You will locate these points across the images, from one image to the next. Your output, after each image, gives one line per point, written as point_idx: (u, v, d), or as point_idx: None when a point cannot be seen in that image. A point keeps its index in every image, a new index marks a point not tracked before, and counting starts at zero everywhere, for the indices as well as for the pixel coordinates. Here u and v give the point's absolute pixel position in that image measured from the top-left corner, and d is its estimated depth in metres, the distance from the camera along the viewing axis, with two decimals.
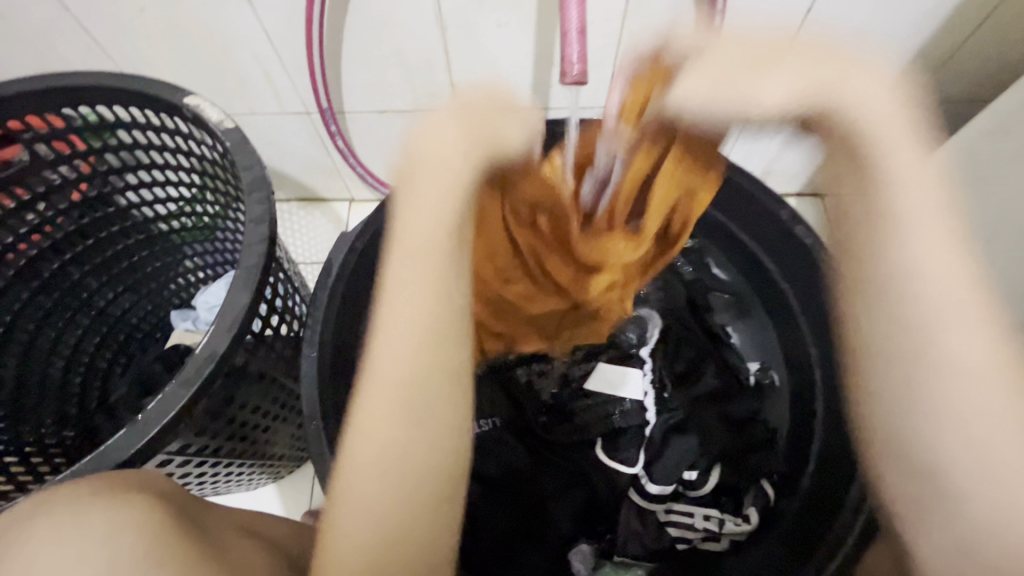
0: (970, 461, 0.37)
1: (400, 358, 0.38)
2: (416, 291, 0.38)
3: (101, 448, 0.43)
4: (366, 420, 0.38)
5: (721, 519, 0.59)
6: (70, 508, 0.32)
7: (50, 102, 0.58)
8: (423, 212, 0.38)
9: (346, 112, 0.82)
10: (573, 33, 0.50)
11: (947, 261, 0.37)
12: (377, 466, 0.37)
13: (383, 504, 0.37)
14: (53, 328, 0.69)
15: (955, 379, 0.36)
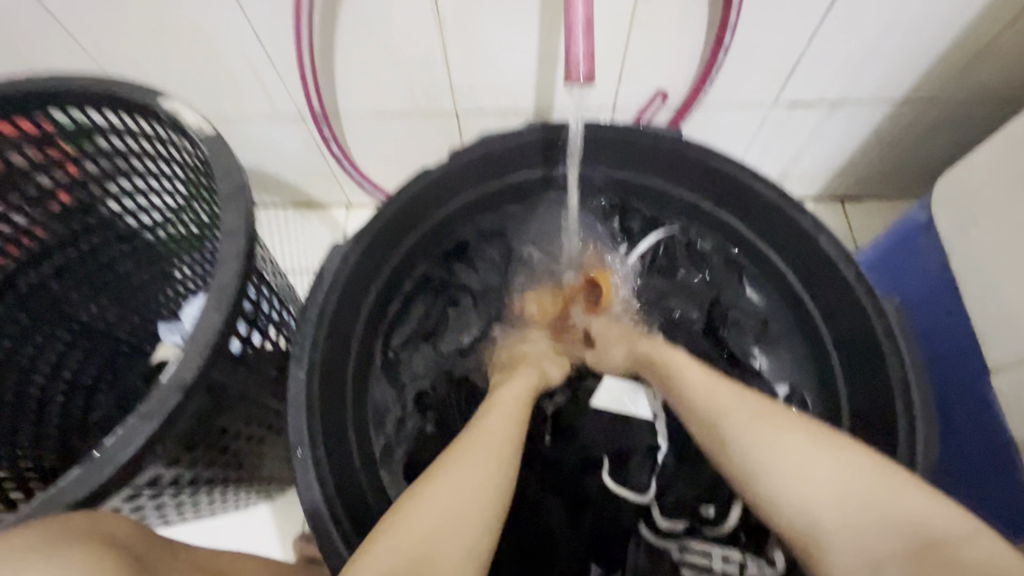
0: (781, 464, 0.41)
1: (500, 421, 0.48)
2: (511, 402, 0.51)
3: (53, 487, 0.40)
4: (472, 443, 0.45)
5: (743, 562, 0.54)
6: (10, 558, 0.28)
7: (20, 108, 0.55)
8: (512, 390, 0.54)
9: (341, 116, 0.79)
10: (579, 27, 0.46)
11: (710, 382, 0.49)
12: (459, 487, 0.41)
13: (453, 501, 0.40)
14: (32, 344, 0.66)
15: (739, 410, 0.45)
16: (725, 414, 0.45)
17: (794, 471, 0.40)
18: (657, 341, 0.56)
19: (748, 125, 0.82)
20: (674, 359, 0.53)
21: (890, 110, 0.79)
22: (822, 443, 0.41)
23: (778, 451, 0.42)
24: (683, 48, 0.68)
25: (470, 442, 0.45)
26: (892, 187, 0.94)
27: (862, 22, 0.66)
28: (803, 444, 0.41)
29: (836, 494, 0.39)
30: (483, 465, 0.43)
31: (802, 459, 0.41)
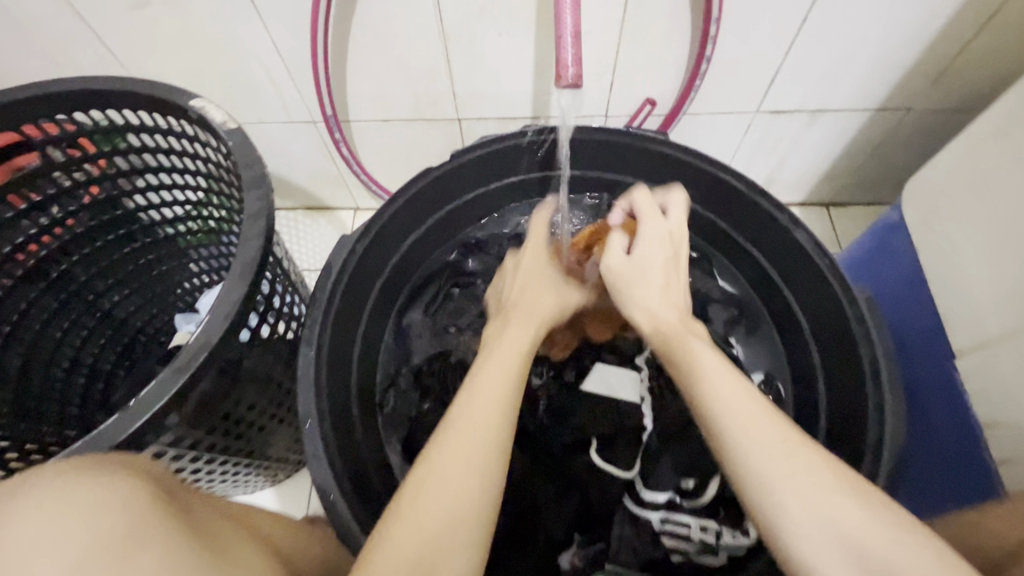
0: (818, 535, 0.35)
1: (480, 420, 0.43)
2: (496, 386, 0.46)
3: (94, 431, 0.44)
4: (444, 466, 0.41)
5: (718, 530, 0.59)
6: (60, 483, 0.30)
7: (61, 107, 0.60)
8: (503, 360, 0.48)
9: (351, 121, 0.84)
10: (568, 36, 0.51)
11: (738, 403, 0.41)
12: (429, 521, 0.38)
13: (438, 533, 0.38)
14: (59, 329, 0.70)
15: (773, 456, 0.38)
16: (752, 454, 0.39)
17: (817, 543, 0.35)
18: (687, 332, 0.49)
19: (733, 132, 0.87)
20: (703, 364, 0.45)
21: (868, 118, 0.84)
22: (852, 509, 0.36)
23: (802, 518, 0.36)
24: (668, 58, 0.73)
25: (444, 460, 0.41)
26: (873, 194, 0.99)
27: (834, 35, 0.71)
28: (849, 513, 0.36)
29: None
30: (455, 495, 0.40)
31: (848, 532, 0.35)
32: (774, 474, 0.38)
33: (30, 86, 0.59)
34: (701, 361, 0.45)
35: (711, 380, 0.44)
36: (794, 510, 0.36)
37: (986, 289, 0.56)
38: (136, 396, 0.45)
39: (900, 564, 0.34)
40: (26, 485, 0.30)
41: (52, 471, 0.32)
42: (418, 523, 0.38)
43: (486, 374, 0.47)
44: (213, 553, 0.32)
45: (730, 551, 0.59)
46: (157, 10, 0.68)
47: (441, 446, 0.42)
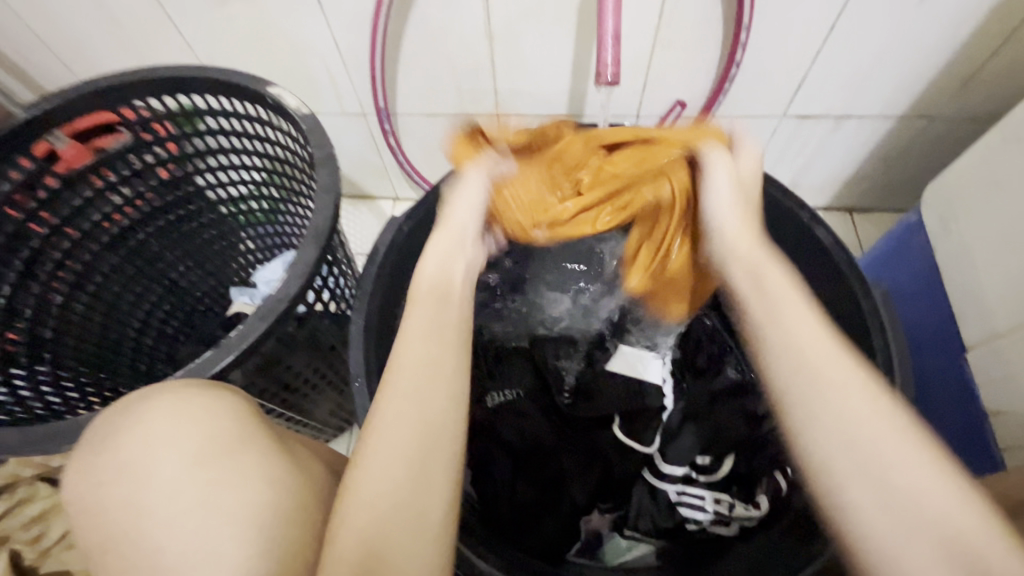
0: (860, 469, 0.35)
1: (426, 353, 0.42)
2: (426, 317, 0.44)
3: (188, 367, 0.50)
4: (390, 430, 0.38)
5: (731, 503, 0.63)
6: (177, 396, 0.39)
7: (153, 91, 0.68)
8: (438, 295, 0.46)
9: (398, 114, 0.90)
10: (608, 39, 0.57)
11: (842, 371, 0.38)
12: (392, 462, 0.37)
13: (401, 489, 0.36)
14: (133, 293, 0.78)
15: (838, 390, 0.37)
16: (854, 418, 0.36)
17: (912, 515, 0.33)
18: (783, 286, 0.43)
19: (759, 135, 0.91)
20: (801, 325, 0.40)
21: (893, 124, 0.87)
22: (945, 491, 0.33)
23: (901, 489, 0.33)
24: (699, 61, 0.78)
25: (393, 418, 0.39)
26: (898, 200, 1.01)
27: (859, 43, 0.75)
28: (902, 454, 0.34)
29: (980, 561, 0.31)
30: (417, 429, 0.38)
31: (894, 473, 0.34)
32: (837, 408, 0.37)
33: (115, 75, 0.66)
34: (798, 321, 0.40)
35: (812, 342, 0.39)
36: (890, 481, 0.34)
37: (998, 286, 0.59)
38: (227, 337, 0.52)
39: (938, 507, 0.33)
40: (163, 390, 0.39)
41: (174, 388, 0.40)
42: (393, 475, 0.36)
43: (423, 311, 0.44)
44: (294, 461, 0.39)
45: (743, 522, 0.63)
46: (234, 9, 0.75)
47: (382, 414, 0.39)
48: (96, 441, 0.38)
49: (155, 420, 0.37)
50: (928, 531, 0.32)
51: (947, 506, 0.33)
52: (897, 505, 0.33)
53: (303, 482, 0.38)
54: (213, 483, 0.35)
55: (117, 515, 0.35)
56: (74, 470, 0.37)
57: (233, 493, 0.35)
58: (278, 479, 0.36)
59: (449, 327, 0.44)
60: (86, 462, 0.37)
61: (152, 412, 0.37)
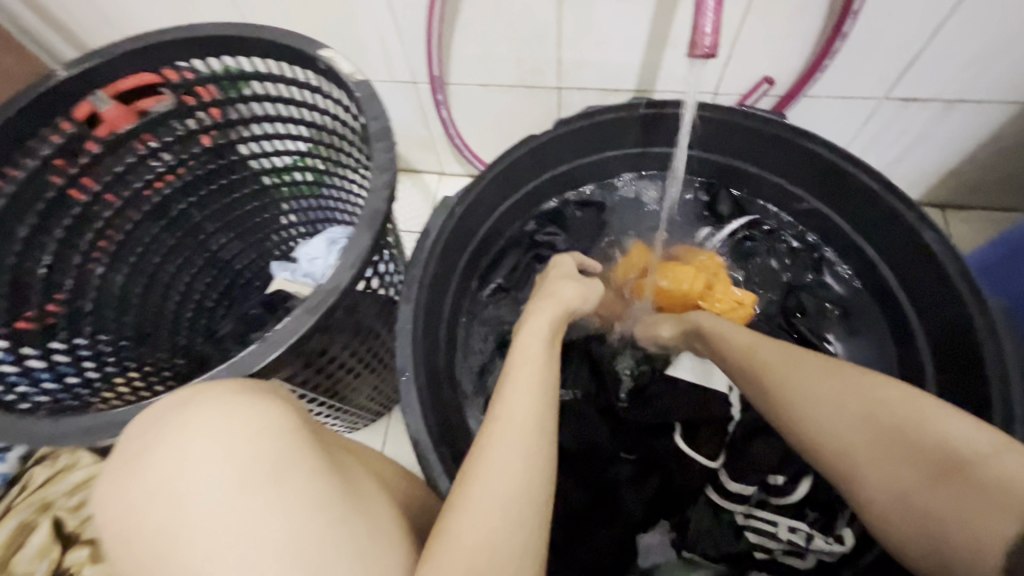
0: (846, 428, 0.45)
1: (529, 401, 0.44)
2: (533, 370, 0.47)
3: (233, 358, 0.47)
4: (493, 477, 0.39)
5: (809, 533, 0.57)
6: (221, 401, 0.35)
7: (197, 51, 0.63)
8: (530, 347, 0.50)
9: (451, 84, 0.84)
10: (710, 2, 0.49)
11: (767, 351, 0.52)
12: (489, 501, 0.38)
13: (497, 539, 0.36)
14: (174, 264, 0.76)
15: (769, 371, 0.51)
16: (789, 375, 0.49)
17: (853, 424, 0.45)
18: (710, 316, 0.59)
19: (852, 119, 0.81)
20: (734, 336, 0.55)
21: (1016, 112, 0.75)
22: (879, 397, 0.45)
23: (842, 412, 0.46)
24: (796, 33, 0.68)
25: (490, 459, 0.40)
26: (1005, 197, 0.90)
27: (995, 15, 0.64)
28: (853, 391, 0.46)
29: (903, 437, 0.43)
30: (517, 470, 0.39)
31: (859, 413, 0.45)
32: (782, 380, 0.50)
33: (156, 34, 0.62)
34: (727, 332, 0.56)
35: (744, 341, 0.54)
36: (831, 409, 0.46)
37: None
38: (272, 329, 0.48)
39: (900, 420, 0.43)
40: (200, 396, 0.36)
41: (219, 388, 0.36)
42: (491, 511, 0.37)
43: (526, 365, 0.48)
44: (346, 487, 0.36)
45: (821, 556, 0.57)
46: None
47: (482, 462, 0.40)
48: (130, 450, 0.34)
49: (192, 428, 0.33)
50: (892, 439, 0.43)
51: (876, 412, 0.45)
52: (865, 430, 0.45)
53: (359, 514, 0.35)
54: (257, 510, 0.32)
55: (155, 539, 0.31)
56: (107, 477, 0.34)
57: (275, 523, 0.31)
58: (324, 504, 0.33)
59: (544, 385, 0.46)
60: (120, 478, 0.33)
61: (188, 422, 0.34)
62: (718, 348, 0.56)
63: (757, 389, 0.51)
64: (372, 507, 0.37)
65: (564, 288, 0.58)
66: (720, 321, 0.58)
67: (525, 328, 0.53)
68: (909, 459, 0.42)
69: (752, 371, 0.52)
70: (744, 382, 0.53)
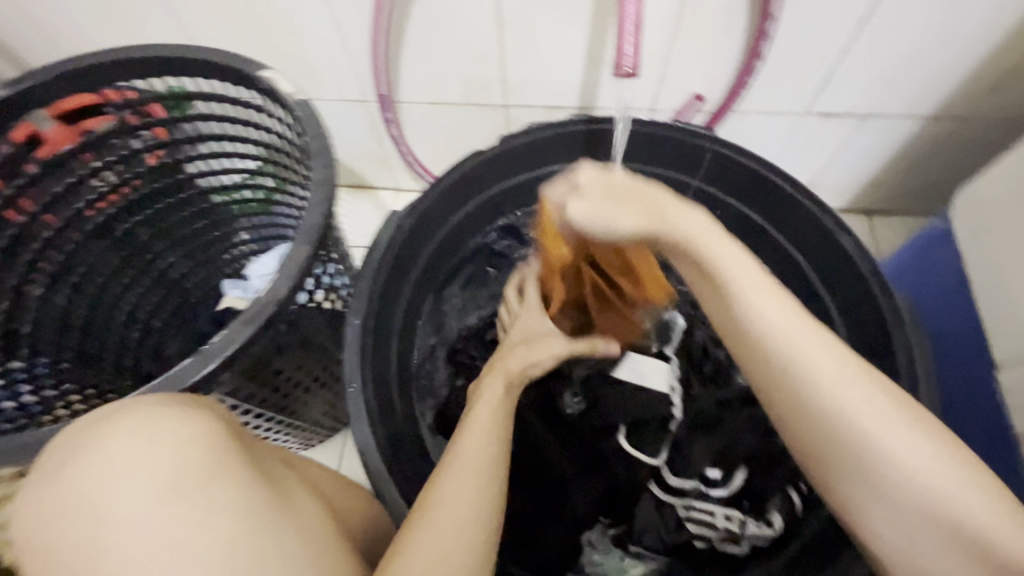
0: (893, 489, 0.38)
1: (479, 442, 0.48)
2: (488, 413, 0.51)
3: (168, 372, 0.47)
4: (446, 511, 0.43)
5: (743, 520, 0.60)
6: (147, 417, 0.36)
7: (138, 72, 0.64)
8: (489, 398, 0.53)
9: (401, 102, 0.86)
10: (629, 27, 0.54)
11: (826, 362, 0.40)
12: (444, 531, 0.43)
13: (444, 566, 0.41)
14: (119, 284, 0.75)
15: (826, 388, 0.40)
16: (846, 411, 0.39)
17: (898, 487, 0.38)
18: (703, 223, 0.43)
19: (779, 133, 0.86)
20: (771, 316, 0.41)
21: (922, 125, 0.82)
22: (936, 466, 0.38)
23: (893, 471, 0.38)
24: (719, 54, 0.73)
25: (445, 498, 0.44)
26: (921, 203, 0.97)
27: (892, 39, 0.70)
28: (909, 448, 0.38)
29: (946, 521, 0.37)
30: (471, 502, 0.44)
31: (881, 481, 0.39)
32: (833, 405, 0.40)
33: (97, 54, 0.62)
34: (761, 309, 0.41)
35: (790, 334, 0.41)
36: (879, 464, 0.39)
37: None
38: (208, 342, 0.49)
39: (930, 491, 0.37)
40: (126, 413, 0.36)
41: (149, 404, 0.37)
42: (444, 543, 0.42)
43: (481, 411, 0.51)
44: (274, 493, 0.37)
45: (754, 540, 0.61)
46: None
47: (437, 495, 0.45)
48: (54, 467, 0.35)
49: (118, 448, 0.34)
50: (936, 519, 0.37)
51: (933, 486, 0.37)
52: (908, 500, 0.38)
53: (289, 519, 0.37)
54: (187, 518, 0.33)
55: (75, 555, 0.32)
56: (27, 496, 0.34)
57: (200, 534, 0.33)
58: (249, 514, 0.35)
59: (498, 426, 0.50)
60: (43, 492, 0.34)
61: (114, 442, 0.34)
62: (728, 313, 0.44)
63: (795, 399, 0.41)
64: (300, 511, 0.38)
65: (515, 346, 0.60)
66: (731, 251, 0.42)
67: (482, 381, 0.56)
68: (947, 545, 0.37)
69: (796, 378, 0.41)
70: (765, 384, 0.43)
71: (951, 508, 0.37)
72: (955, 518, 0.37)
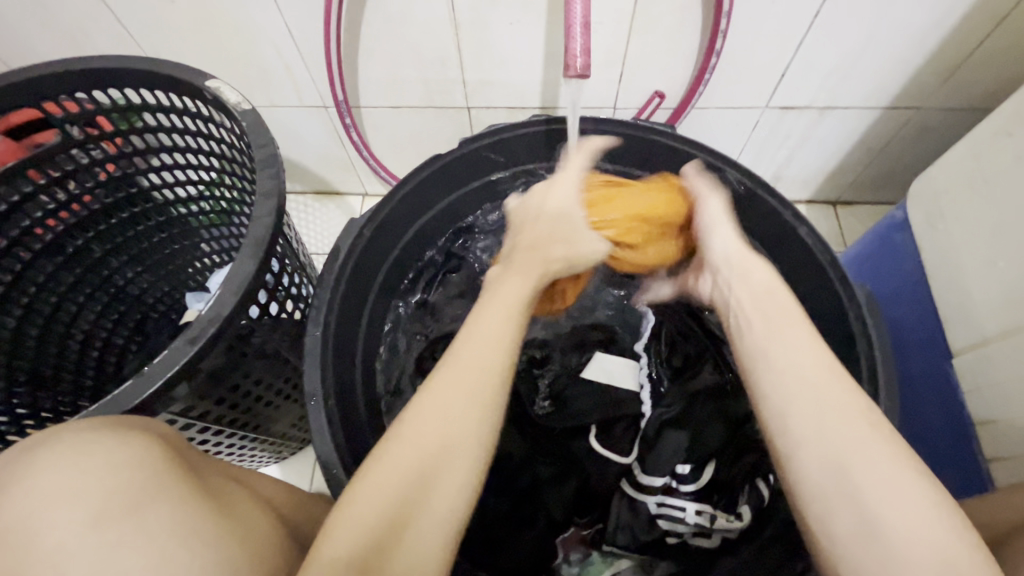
0: (821, 447, 0.39)
1: (488, 351, 0.45)
2: (501, 319, 0.48)
3: (109, 395, 0.46)
4: (436, 420, 0.41)
5: (713, 514, 0.60)
6: (83, 440, 0.35)
7: (82, 84, 0.62)
8: (506, 296, 0.50)
9: (362, 107, 0.85)
10: (577, 27, 0.53)
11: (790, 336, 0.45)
12: (430, 435, 0.40)
13: (422, 474, 0.39)
14: (74, 302, 0.72)
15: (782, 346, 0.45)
16: (794, 369, 0.43)
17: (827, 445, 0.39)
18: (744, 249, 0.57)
19: (741, 127, 0.87)
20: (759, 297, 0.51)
21: (879, 115, 0.84)
22: (869, 445, 0.38)
23: (825, 427, 0.40)
24: (676, 51, 0.73)
25: (435, 411, 0.41)
26: (882, 192, 0.99)
27: (845, 31, 0.71)
28: (846, 425, 0.39)
29: (864, 493, 0.37)
30: (463, 418, 0.41)
31: (861, 493, 0.37)
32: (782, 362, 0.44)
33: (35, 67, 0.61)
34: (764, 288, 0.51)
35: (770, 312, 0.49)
36: (812, 422, 0.40)
37: (989, 286, 0.59)
38: (152, 361, 0.48)
39: (853, 460, 0.38)
40: (60, 437, 0.36)
41: (81, 428, 0.37)
42: (420, 454, 0.40)
43: (491, 318, 0.48)
44: (220, 511, 0.37)
45: (724, 534, 0.61)
46: None
47: (428, 398, 0.42)
48: None
49: (50, 472, 0.33)
50: (854, 491, 0.37)
51: (863, 456, 0.38)
52: (830, 458, 0.39)
53: (235, 534, 0.36)
54: (121, 547, 0.31)
55: None
56: None
57: (134, 557, 0.31)
58: (190, 531, 0.34)
59: (507, 331, 0.47)
60: None
61: (45, 467, 0.33)
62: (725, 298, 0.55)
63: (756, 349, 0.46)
64: (249, 525, 0.38)
65: (543, 240, 0.57)
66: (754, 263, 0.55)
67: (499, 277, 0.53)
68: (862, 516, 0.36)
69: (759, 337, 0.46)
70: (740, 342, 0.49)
71: (865, 485, 0.37)
72: (872, 494, 0.37)
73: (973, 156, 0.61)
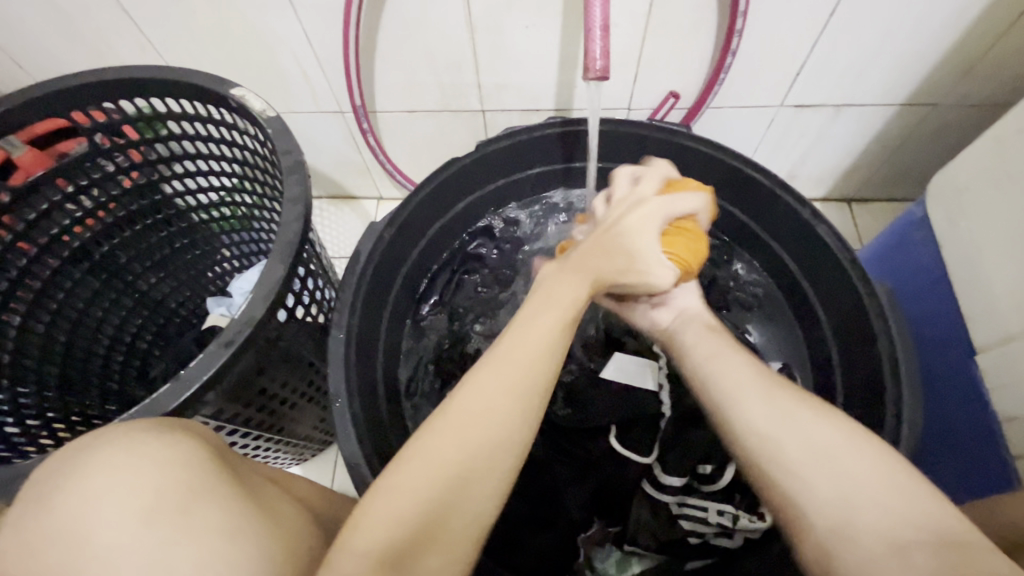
0: (784, 438, 0.42)
1: (533, 351, 0.44)
2: (552, 325, 0.46)
3: (148, 399, 0.47)
4: (476, 421, 0.41)
5: (735, 515, 0.60)
6: (131, 441, 0.36)
7: (113, 93, 0.63)
8: (555, 295, 0.49)
9: (378, 111, 0.86)
10: (596, 30, 0.54)
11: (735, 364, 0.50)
12: (468, 436, 0.40)
13: (461, 472, 0.39)
14: (101, 307, 0.74)
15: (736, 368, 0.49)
16: (748, 381, 0.47)
17: (795, 435, 0.42)
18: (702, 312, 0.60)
19: (756, 126, 0.87)
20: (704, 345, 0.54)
21: (895, 112, 0.83)
22: (829, 429, 0.41)
23: (793, 422, 0.43)
24: (691, 51, 0.74)
25: (473, 411, 0.41)
26: (899, 188, 0.98)
27: (860, 29, 0.71)
28: (812, 423, 0.42)
29: (837, 471, 0.39)
30: (504, 421, 0.41)
31: (837, 472, 0.39)
32: (737, 379, 0.48)
33: (67, 77, 0.62)
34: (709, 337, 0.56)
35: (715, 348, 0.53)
36: (773, 418, 0.43)
37: (1011, 282, 0.58)
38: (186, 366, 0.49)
39: (818, 442, 0.41)
40: (105, 440, 0.37)
41: (125, 431, 0.38)
42: (457, 456, 0.39)
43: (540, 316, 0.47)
44: (259, 511, 0.37)
45: (747, 534, 0.61)
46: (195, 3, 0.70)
47: (468, 398, 0.42)
48: (26, 508, 0.34)
49: (100, 475, 0.34)
50: (833, 474, 0.39)
51: (828, 439, 0.41)
52: (799, 446, 0.41)
53: (275, 533, 0.36)
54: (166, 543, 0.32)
55: None
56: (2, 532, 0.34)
57: (182, 555, 0.32)
58: (236, 531, 0.34)
59: (554, 332, 0.46)
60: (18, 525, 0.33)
61: (93, 470, 0.34)
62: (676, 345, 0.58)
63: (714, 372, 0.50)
64: (285, 525, 0.39)
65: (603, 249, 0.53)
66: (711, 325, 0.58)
67: (550, 280, 0.51)
68: (839, 492, 0.38)
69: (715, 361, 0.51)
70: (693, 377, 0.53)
71: (831, 460, 0.39)
72: (844, 471, 0.39)
73: (994, 151, 0.60)
